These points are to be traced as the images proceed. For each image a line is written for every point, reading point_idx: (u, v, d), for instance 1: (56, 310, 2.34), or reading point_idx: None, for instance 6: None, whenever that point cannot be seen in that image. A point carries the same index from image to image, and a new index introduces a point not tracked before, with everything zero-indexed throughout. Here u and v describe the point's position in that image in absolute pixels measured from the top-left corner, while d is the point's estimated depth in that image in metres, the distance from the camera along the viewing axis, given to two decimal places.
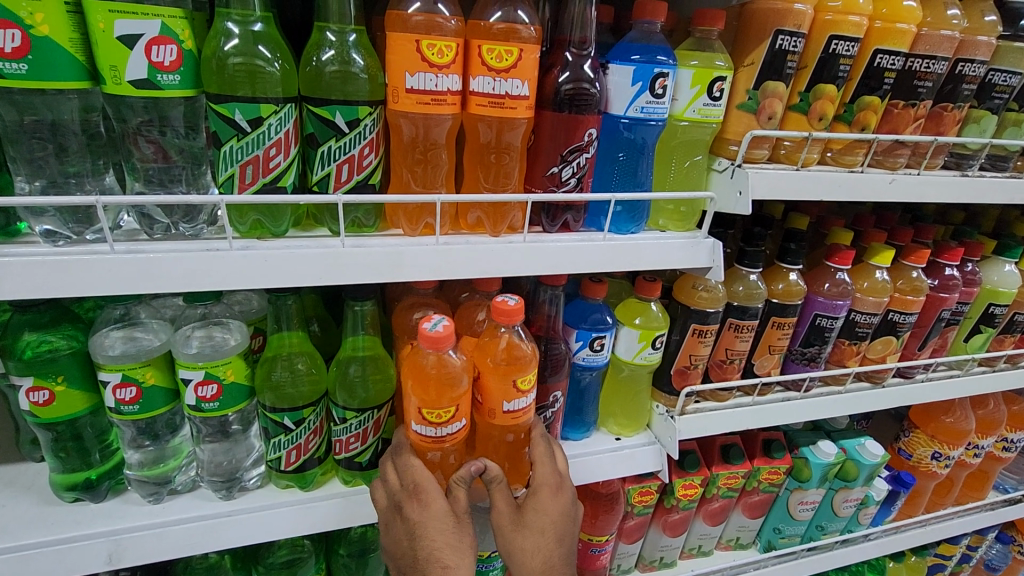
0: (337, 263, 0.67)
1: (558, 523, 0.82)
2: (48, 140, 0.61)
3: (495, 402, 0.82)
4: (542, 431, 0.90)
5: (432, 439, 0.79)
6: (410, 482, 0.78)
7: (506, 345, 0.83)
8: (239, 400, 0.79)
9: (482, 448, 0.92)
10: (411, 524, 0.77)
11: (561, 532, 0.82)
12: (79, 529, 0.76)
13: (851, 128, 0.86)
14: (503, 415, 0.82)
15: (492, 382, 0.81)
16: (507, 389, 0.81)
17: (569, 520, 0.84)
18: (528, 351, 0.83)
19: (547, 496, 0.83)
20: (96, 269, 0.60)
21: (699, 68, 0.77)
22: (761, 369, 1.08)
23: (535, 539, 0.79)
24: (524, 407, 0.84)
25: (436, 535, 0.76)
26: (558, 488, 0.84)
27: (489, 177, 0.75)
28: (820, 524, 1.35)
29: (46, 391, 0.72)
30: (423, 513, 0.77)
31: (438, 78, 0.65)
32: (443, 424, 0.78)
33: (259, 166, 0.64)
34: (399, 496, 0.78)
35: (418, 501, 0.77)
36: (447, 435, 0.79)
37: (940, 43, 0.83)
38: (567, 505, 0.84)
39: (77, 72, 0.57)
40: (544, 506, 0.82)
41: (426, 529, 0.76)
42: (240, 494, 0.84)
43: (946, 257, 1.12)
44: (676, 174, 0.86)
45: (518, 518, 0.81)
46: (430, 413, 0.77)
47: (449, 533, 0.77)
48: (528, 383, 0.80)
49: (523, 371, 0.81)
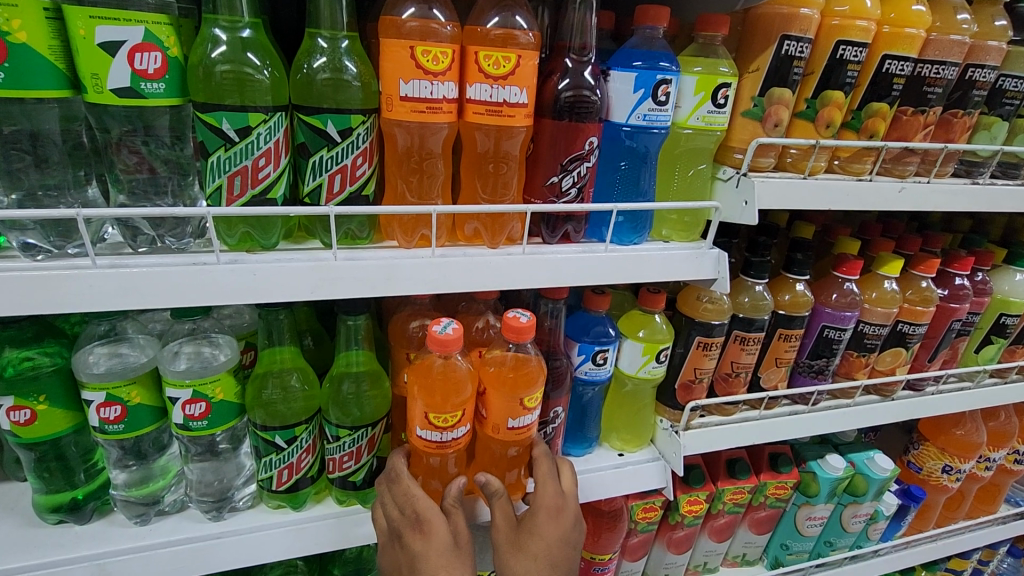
0: (329, 278, 0.64)
1: (553, 549, 0.78)
2: (29, 151, 0.59)
3: (499, 417, 0.79)
4: (545, 449, 0.88)
5: (436, 444, 0.77)
6: (411, 513, 0.75)
7: (512, 360, 0.82)
8: (228, 418, 0.76)
9: (481, 461, 0.90)
10: (412, 554, 0.75)
11: (555, 559, 0.78)
12: (60, 553, 0.73)
13: (859, 135, 0.84)
14: (508, 432, 0.80)
15: (497, 399, 0.79)
16: (512, 406, 0.78)
17: (569, 546, 0.80)
18: (535, 368, 0.81)
19: (545, 520, 0.80)
20: (76, 284, 0.57)
21: (702, 74, 0.75)
22: (768, 383, 1.05)
23: (524, 564, 0.77)
24: (529, 424, 0.81)
25: (439, 570, 0.73)
26: (559, 511, 0.81)
27: (487, 187, 0.73)
28: (829, 540, 1.31)
29: (27, 410, 0.69)
30: (427, 545, 0.74)
31: (433, 86, 0.62)
32: (449, 429, 0.76)
33: (248, 177, 0.62)
34: (402, 524, 0.76)
35: (421, 532, 0.75)
36: (451, 440, 0.78)
37: (950, 48, 0.81)
38: (567, 530, 0.81)
39: (58, 81, 0.55)
40: (540, 531, 0.79)
41: (427, 562, 0.74)
42: (229, 515, 0.81)
43: (956, 266, 1.10)
44: (679, 183, 0.84)
45: (517, 541, 0.78)
46: (438, 417, 0.75)
47: (452, 566, 0.74)
48: (535, 401, 0.78)
49: (531, 388, 0.79)
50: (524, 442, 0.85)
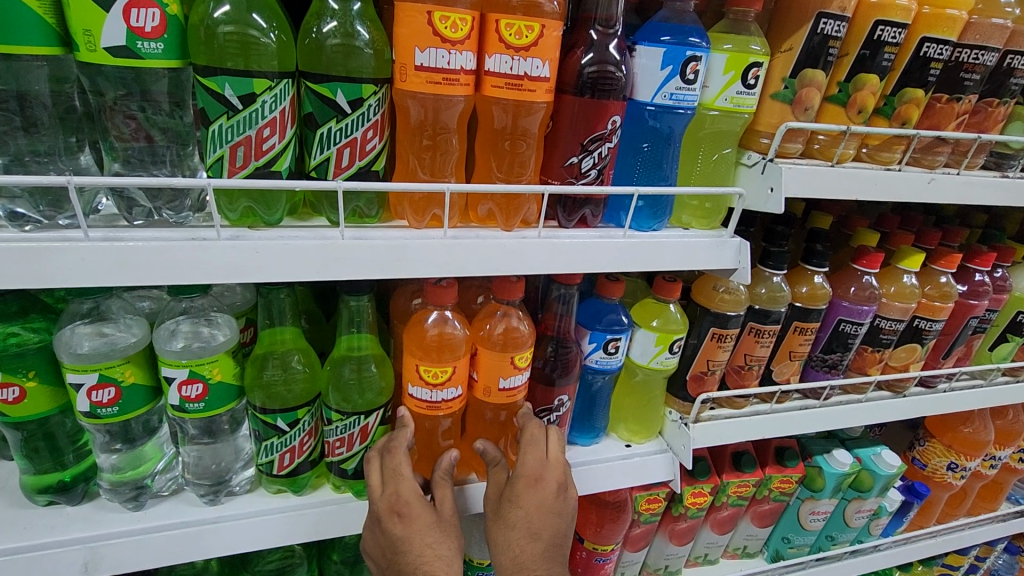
0: (336, 256, 0.61)
1: (534, 517, 0.77)
2: (15, 113, 0.55)
3: (490, 378, 0.78)
4: (529, 410, 0.86)
5: (427, 404, 0.76)
6: (392, 497, 0.73)
7: (502, 330, 0.78)
8: (227, 400, 0.73)
9: (473, 429, 0.90)
10: (394, 538, 0.73)
11: (538, 528, 0.76)
12: (53, 535, 0.71)
13: (891, 123, 0.80)
14: (499, 393, 0.78)
15: (487, 358, 0.77)
16: (503, 365, 0.76)
17: (553, 514, 0.78)
18: (525, 332, 0.79)
19: (525, 489, 0.78)
20: (66, 257, 0.54)
21: (733, 52, 0.71)
22: (780, 376, 1.02)
23: (507, 534, 0.76)
24: (520, 385, 0.79)
25: (423, 549, 0.72)
26: (539, 481, 0.79)
27: (502, 166, 0.69)
28: (831, 534, 1.30)
29: (16, 387, 0.67)
30: (408, 530, 0.73)
31: (450, 54, 0.59)
32: (439, 387, 0.75)
33: (252, 147, 0.58)
34: (381, 509, 0.73)
35: (400, 517, 0.73)
36: (442, 401, 0.76)
37: (991, 33, 0.77)
38: (550, 498, 0.78)
39: (46, 37, 0.51)
40: (520, 500, 0.77)
41: (411, 545, 0.72)
42: (227, 499, 0.79)
43: (977, 262, 1.07)
44: (702, 168, 0.80)
45: (499, 510, 0.78)
46: (428, 372, 0.74)
47: (436, 544, 0.73)
48: (527, 360, 0.76)
49: (520, 348, 0.77)
50: (510, 405, 0.86)
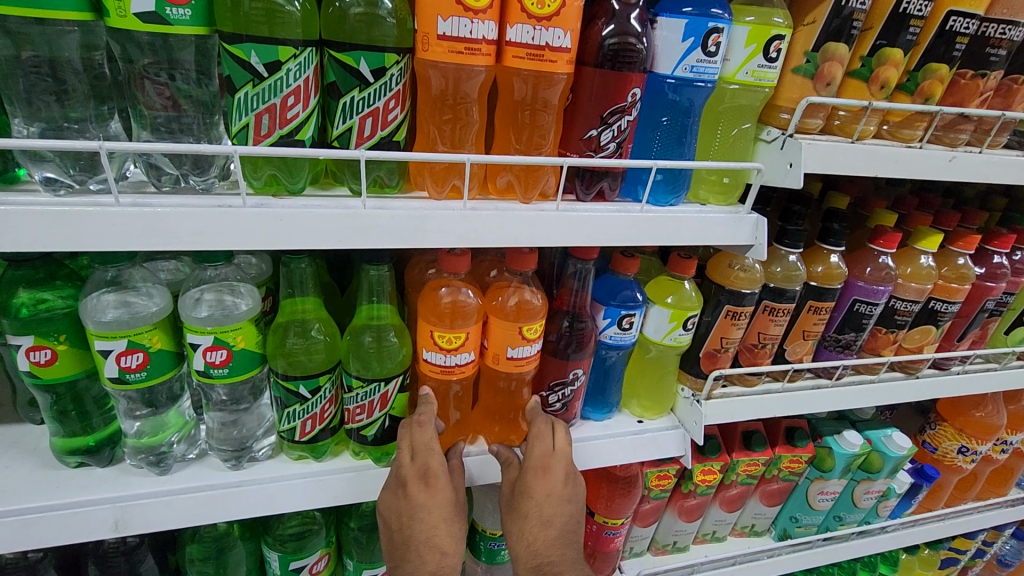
0: (357, 224, 0.62)
1: (545, 506, 0.80)
2: (48, 77, 0.56)
3: (499, 346, 0.79)
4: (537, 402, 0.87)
5: (441, 368, 0.77)
6: (420, 465, 0.76)
7: (515, 303, 0.80)
8: (250, 367, 0.75)
9: (484, 399, 0.92)
10: (412, 505, 0.76)
11: (548, 515, 0.80)
12: (83, 495, 0.73)
13: (914, 99, 0.79)
14: (507, 361, 0.79)
15: (497, 326, 0.77)
16: (513, 334, 0.77)
17: (563, 501, 0.81)
18: (537, 306, 0.81)
19: (534, 479, 0.80)
20: (97, 220, 0.55)
21: (755, 25, 0.70)
22: (793, 356, 1.02)
23: (521, 523, 0.80)
24: (528, 356, 0.80)
25: (436, 522, 0.77)
26: (548, 470, 0.81)
27: (521, 138, 0.70)
28: (839, 514, 1.32)
29: (48, 350, 0.69)
30: (430, 499, 0.76)
31: (473, 24, 0.59)
32: (453, 352, 0.76)
33: (277, 115, 0.59)
34: (408, 474, 0.76)
35: (425, 485, 0.76)
36: (455, 366, 0.77)
37: (1020, 7, 0.76)
38: (558, 487, 0.81)
39: (77, 3, 0.52)
40: (531, 491, 0.80)
41: (427, 514, 0.76)
42: (249, 464, 0.81)
43: (995, 244, 1.06)
44: (721, 143, 0.80)
45: (512, 502, 0.82)
46: (441, 338, 0.75)
47: (449, 521, 0.78)
48: (535, 331, 0.77)
49: (533, 319, 0.79)
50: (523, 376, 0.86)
